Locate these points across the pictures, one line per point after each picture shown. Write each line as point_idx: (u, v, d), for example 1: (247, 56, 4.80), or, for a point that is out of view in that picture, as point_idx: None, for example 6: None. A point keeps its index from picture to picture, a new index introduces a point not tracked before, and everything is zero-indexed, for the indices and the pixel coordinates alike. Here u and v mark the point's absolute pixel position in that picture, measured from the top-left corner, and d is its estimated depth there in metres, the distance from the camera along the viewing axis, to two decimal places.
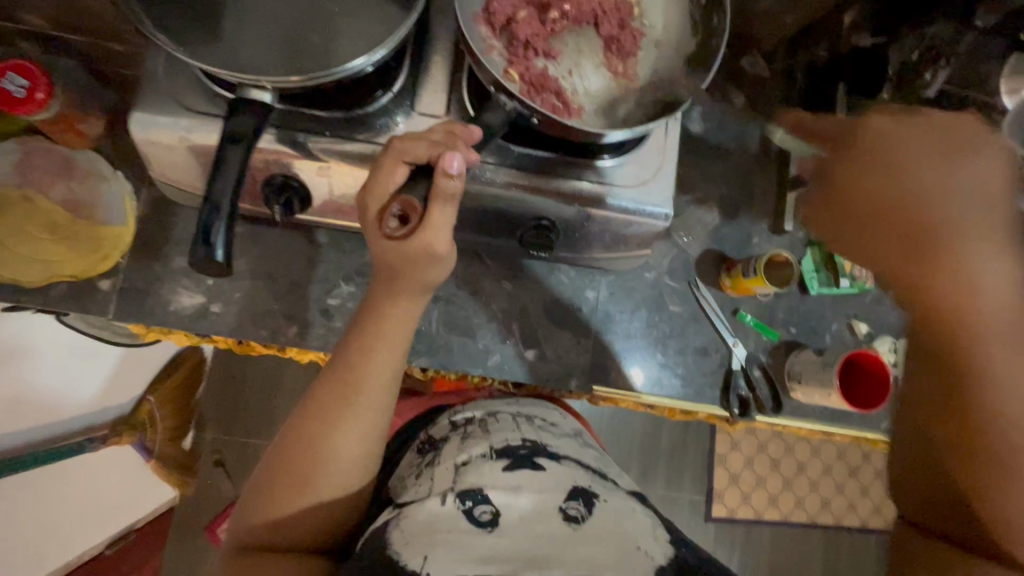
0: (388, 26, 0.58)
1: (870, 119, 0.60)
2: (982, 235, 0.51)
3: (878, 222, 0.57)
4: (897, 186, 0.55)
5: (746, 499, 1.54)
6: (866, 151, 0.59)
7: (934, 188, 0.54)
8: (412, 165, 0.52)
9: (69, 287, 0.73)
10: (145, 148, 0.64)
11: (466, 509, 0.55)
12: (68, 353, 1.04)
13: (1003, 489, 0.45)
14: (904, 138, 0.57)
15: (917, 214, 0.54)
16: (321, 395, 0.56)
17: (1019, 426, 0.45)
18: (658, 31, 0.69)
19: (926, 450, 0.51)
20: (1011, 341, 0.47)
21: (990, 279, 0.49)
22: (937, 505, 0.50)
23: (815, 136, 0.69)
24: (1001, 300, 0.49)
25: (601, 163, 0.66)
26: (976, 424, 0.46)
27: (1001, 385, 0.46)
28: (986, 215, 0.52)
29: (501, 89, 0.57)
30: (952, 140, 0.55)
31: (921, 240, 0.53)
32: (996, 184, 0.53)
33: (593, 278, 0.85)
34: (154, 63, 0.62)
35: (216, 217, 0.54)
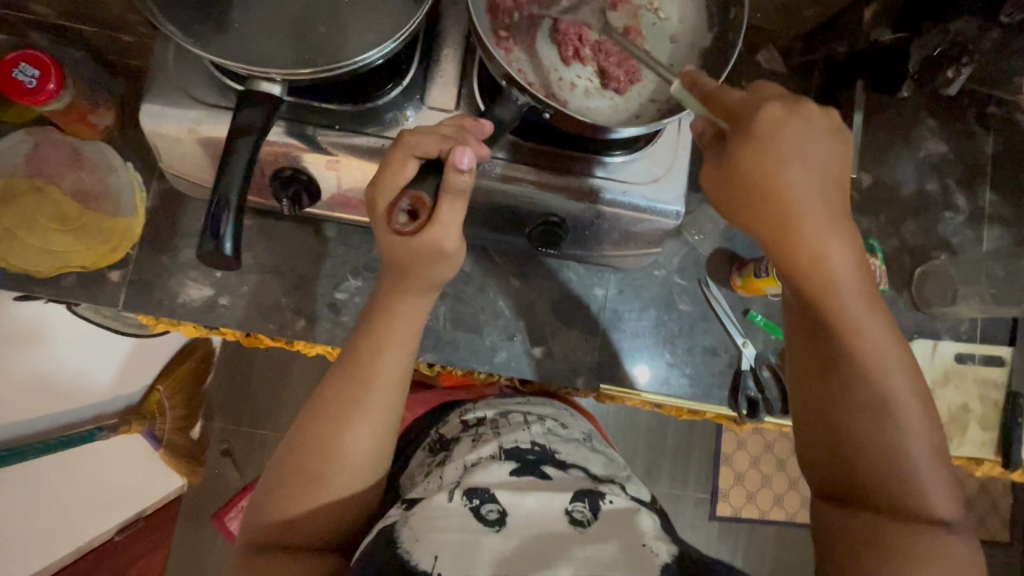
0: (400, 18, 0.57)
1: (764, 102, 0.50)
2: (821, 220, 0.50)
3: (748, 214, 0.53)
4: (778, 189, 0.50)
5: (751, 499, 1.53)
6: (758, 136, 0.50)
7: (800, 184, 0.50)
8: (422, 160, 0.51)
9: (79, 278, 0.73)
10: (155, 140, 0.64)
11: (473, 507, 0.55)
12: (81, 340, 1.06)
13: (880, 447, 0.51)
14: (795, 130, 0.50)
15: (783, 199, 0.50)
16: (333, 393, 0.56)
17: (894, 379, 0.52)
18: (673, 24, 0.67)
19: (829, 426, 0.54)
20: (868, 317, 0.52)
21: (841, 262, 0.51)
22: (838, 481, 0.53)
23: (715, 97, 0.52)
24: (850, 282, 0.51)
25: (612, 159, 0.65)
26: (875, 400, 0.52)
27: (867, 353, 0.51)
28: (831, 199, 0.51)
29: (513, 83, 0.56)
30: (774, 129, 0.50)
31: (806, 235, 0.51)
32: (832, 167, 0.52)
33: (603, 275, 0.84)
34: (163, 54, 0.62)
35: (224, 209, 0.53)
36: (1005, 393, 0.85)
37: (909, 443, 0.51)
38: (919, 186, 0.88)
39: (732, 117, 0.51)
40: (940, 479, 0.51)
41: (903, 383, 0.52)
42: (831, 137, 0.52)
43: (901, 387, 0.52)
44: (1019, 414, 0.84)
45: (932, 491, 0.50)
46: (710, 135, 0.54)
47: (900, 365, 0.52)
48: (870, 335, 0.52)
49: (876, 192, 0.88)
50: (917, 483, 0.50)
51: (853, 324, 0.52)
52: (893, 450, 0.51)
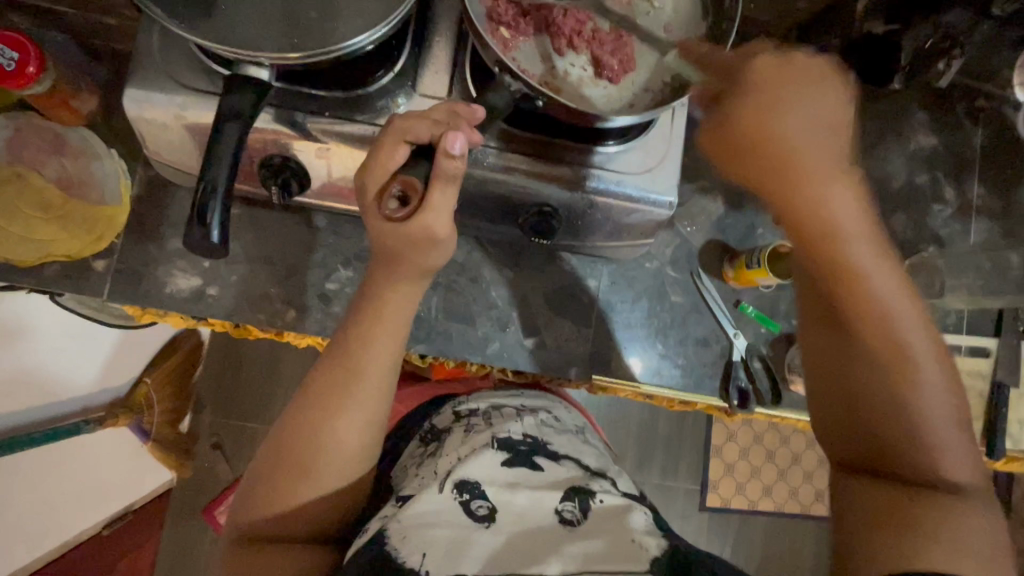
0: (391, 3, 0.56)
1: (754, 57, 0.54)
2: (824, 170, 0.53)
3: (752, 168, 0.55)
4: (774, 141, 0.53)
5: (741, 490, 1.54)
6: (748, 92, 0.53)
7: (799, 134, 0.53)
8: (413, 145, 0.51)
9: (64, 267, 0.72)
10: (140, 126, 0.62)
11: (463, 501, 0.55)
12: (65, 332, 1.04)
13: (886, 406, 0.52)
14: (785, 81, 0.53)
15: (785, 152, 0.53)
16: (322, 383, 0.56)
17: (904, 332, 0.52)
18: (668, 14, 0.67)
19: (845, 384, 0.55)
20: (875, 268, 0.53)
21: (847, 213, 0.53)
22: (852, 440, 0.54)
23: (710, 61, 0.58)
24: (855, 230, 0.53)
25: (605, 149, 0.65)
26: (887, 354, 0.52)
27: (870, 301, 0.53)
28: (835, 151, 0.53)
29: (506, 69, 0.55)
30: (770, 87, 0.53)
31: (813, 187, 0.53)
32: (836, 117, 0.54)
33: (595, 266, 0.84)
34: (148, 38, 0.60)
35: (212, 196, 0.52)
36: (990, 383, 0.86)
37: (923, 401, 0.51)
38: (909, 179, 0.89)
39: (729, 77, 0.55)
40: (957, 442, 0.51)
41: (918, 339, 0.52)
42: (833, 90, 0.54)
43: (915, 343, 0.52)
44: (1003, 404, 0.85)
45: (950, 452, 0.50)
46: (708, 102, 0.58)
47: (911, 317, 0.53)
48: (878, 288, 0.53)
49: (867, 185, 0.88)
50: (932, 443, 0.50)
51: (856, 275, 0.53)
52: (901, 407, 0.51)
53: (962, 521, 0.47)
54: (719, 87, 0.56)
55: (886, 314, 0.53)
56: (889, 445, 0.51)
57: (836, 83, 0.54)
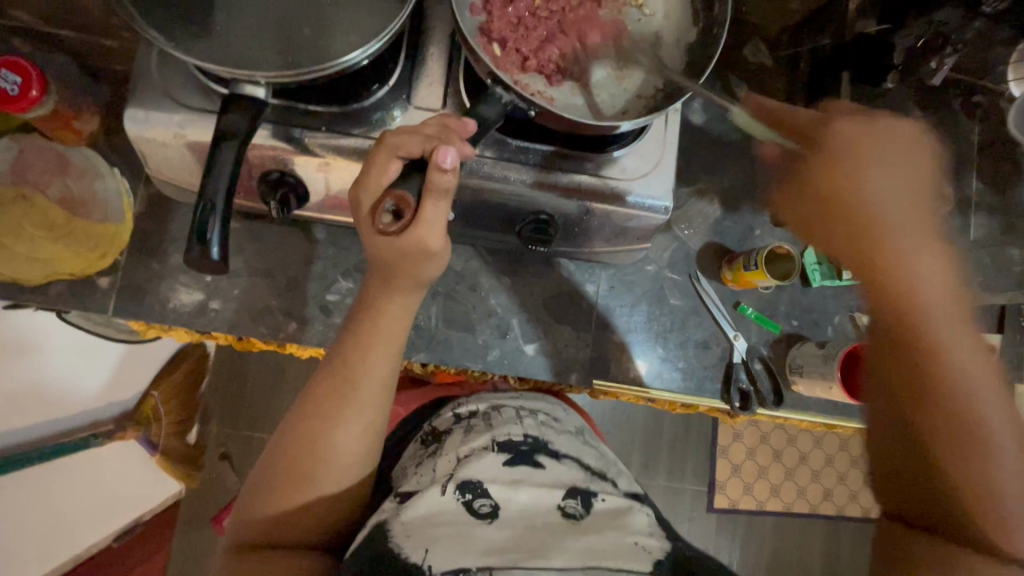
0: (384, 19, 0.57)
1: (834, 121, 0.57)
2: (916, 238, 0.54)
3: (835, 227, 0.57)
4: (854, 204, 0.55)
5: (749, 490, 1.54)
6: (831, 158, 0.56)
7: (882, 199, 0.55)
8: (405, 160, 0.52)
9: (68, 285, 0.73)
10: (140, 145, 0.63)
11: (466, 501, 0.55)
12: (74, 350, 1.06)
13: (968, 474, 0.49)
14: (868, 141, 0.55)
15: (868, 216, 0.55)
16: (320, 394, 0.56)
17: (988, 406, 0.50)
18: (659, 21, 0.67)
19: (911, 450, 0.53)
20: (957, 338, 0.52)
21: (936, 282, 0.53)
22: (922, 508, 0.52)
23: (784, 120, 0.61)
24: (941, 297, 0.53)
25: (600, 156, 0.65)
26: (965, 425, 0.50)
27: (952, 366, 0.51)
28: (917, 219, 0.55)
29: (498, 81, 0.56)
30: (857, 152, 0.55)
31: (892, 251, 0.54)
32: (921, 190, 0.55)
33: (594, 271, 0.84)
34: (147, 59, 0.61)
35: (212, 214, 0.53)
36: None
37: (1001, 478, 0.49)
38: None
39: (804, 137, 0.59)
40: None
41: (999, 416, 0.50)
42: (914, 160, 0.55)
43: (993, 416, 0.50)
44: None
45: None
46: (787, 157, 0.61)
47: (994, 395, 0.51)
48: (961, 357, 0.51)
49: None
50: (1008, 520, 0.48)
51: (932, 343, 0.52)
52: (970, 477, 0.49)
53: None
54: (792, 144, 0.59)
55: (976, 386, 0.51)
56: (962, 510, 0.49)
57: (912, 148, 0.56)
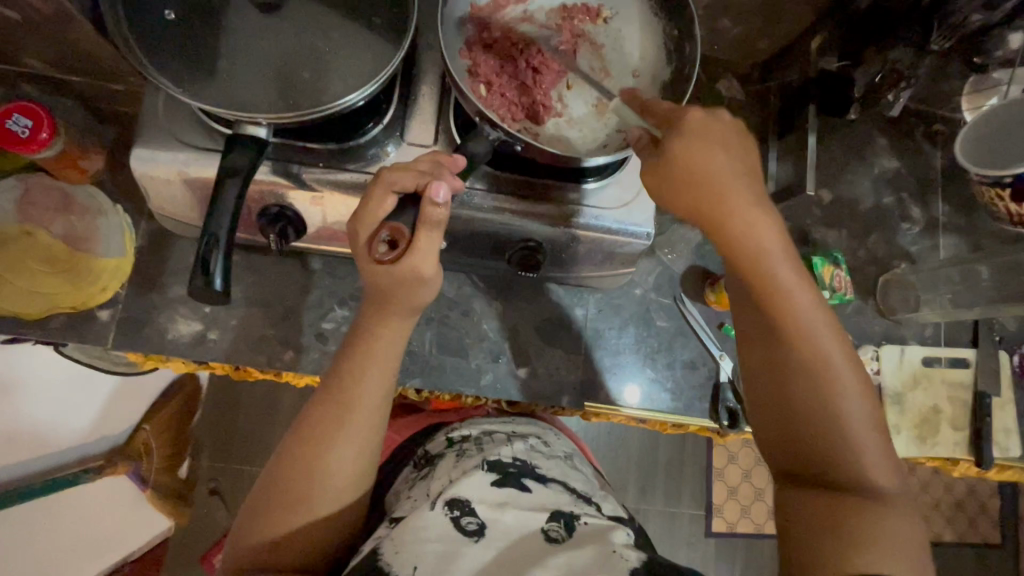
0: (379, 63, 0.61)
1: (687, 109, 0.54)
2: (739, 192, 0.52)
3: (669, 192, 0.54)
4: (700, 175, 0.52)
5: (746, 513, 1.54)
6: (691, 131, 0.52)
7: (726, 171, 0.52)
8: (400, 194, 0.55)
9: (69, 318, 0.75)
10: (145, 182, 0.66)
11: (453, 517, 0.57)
12: (66, 383, 1.05)
13: (820, 407, 0.53)
14: (700, 127, 0.52)
15: (701, 178, 0.52)
16: (316, 416, 0.58)
17: (824, 336, 0.53)
18: (635, 60, 0.72)
19: (781, 402, 0.55)
20: (801, 281, 0.54)
21: (767, 243, 0.53)
22: (788, 447, 0.55)
23: (651, 107, 0.58)
24: (771, 243, 0.53)
25: (583, 186, 0.69)
26: (809, 357, 0.53)
27: (796, 303, 0.54)
28: (742, 184, 0.52)
29: (486, 119, 0.59)
30: (699, 128, 0.53)
31: (723, 203, 0.52)
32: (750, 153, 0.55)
33: (582, 295, 0.87)
34: (153, 103, 0.65)
35: (215, 247, 0.56)
36: (972, 393, 0.89)
37: (847, 404, 0.53)
38: (876, 201, 0.94)
39: (667, 122, 0.55)
40: (880, 445, 0.53)
41: (837, 350, 0.53)
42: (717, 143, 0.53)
43: (833, 347, 0.53)
44: (987, 413, 0.87)
45: (873, 459, 0.52)
46: (645, 141, 0.57)
47: (832, 329, 0.54)
48: (799, 297, 0.54)
49: (838, 206, 0.93)
50: (861, 457, 0.52)
51: (782, 290, 0.54)
52: (827, 410, 0.53)
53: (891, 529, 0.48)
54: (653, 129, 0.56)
55: (811, 318, 0.54)
56: (824, 454, 0.52)
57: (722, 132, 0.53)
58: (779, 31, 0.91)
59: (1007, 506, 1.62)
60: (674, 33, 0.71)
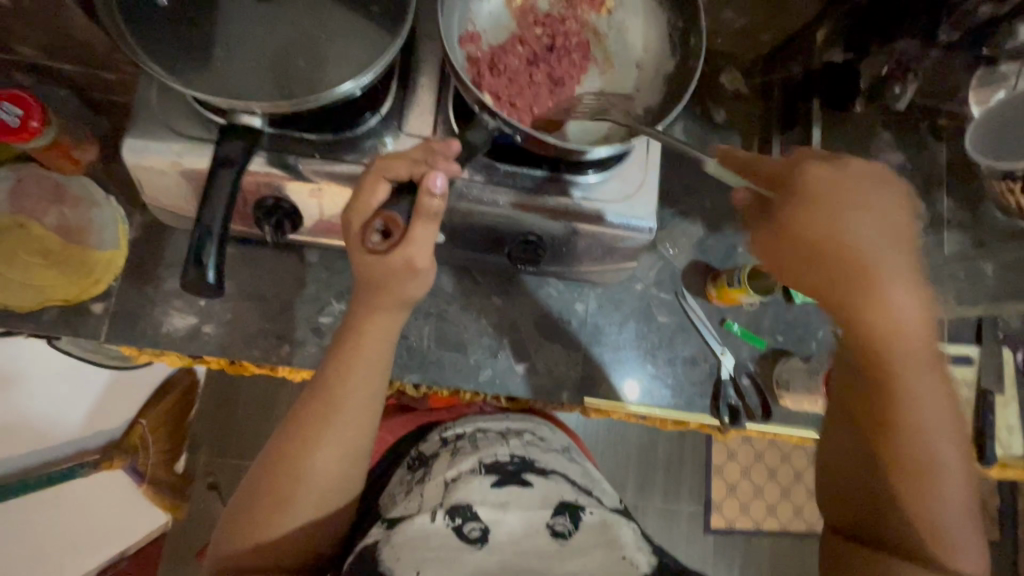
0: (377, 51, 0.60)
1: (810, 167, 0.55)
2: (903, 272, 0.52)
3: (816, 269, 0.54)
4: (840, 244, 0.52)
5: (745, 510, 1.53)
6: (804, 200, 0.54)
7: (867, 244, 0.52)
8: (392, 181, 0.54)
9: (62, 311, 0.74)
10: (138, 173, 0.65)
11: (455, 526, 0.56)
12: (57, 375, 1.05)
13: (919, 504, 0.52)
14: (850, 191, 0.53)
15: (853, 255, 0.52)
16: (304, 413, 0.57)
17: (938, 437, 0.52)
18: (638, 51, 0.71)
19: (867, 484, 0.55)
20: (930, 381, 0.53)
21: (906, 316, 0.52)
22: (866, 521, 0.55)
23: (756, 168, 0.59)
24: (913, 334, 0.52)
25: (585, 179, 0.68)
26: (915, 452, 0.52)
27: (917, 400, 0.53)
28: (907, 260, 0.52)
29: (485, 108, 0.58)
30: (836, 193, 0.53)
31: (881, 280, 0.52)
32: (907, 232, 0.53)
33: (582, 291, 0.86)
34: (146, 91, 0.63)
35: (209, 238, 0.55)
36: (975, 391, 0.88)
37: (946, 506, 0.52)
38: None
39: (780, 183, 0.56)
40: (975, 545, 0.52)
41: (948, 450, 0.53)
42: (897, 206, 0.54)
43: (945, 447, 0.53)
44: (990, 411, 0.87)
45: (970, 556, 0.51)
46: (751, 202, 0.59)
47: (948, 428, 0.53)
48: (924, 398, 0.53)
49: None
50: (956, 554, 0.51)
51: (906, 387, 0.53)
52: (922, 507, 0.52)
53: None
54: (766, 192, 0.57)
55: (931, 420, 0.52)
56: (913, 541, 0.52)
57: (897, 201, 0.53)
58: (783, 23, 0.90)
59: (1005, 504, 1.62)
60: (679, 23, 0.70)
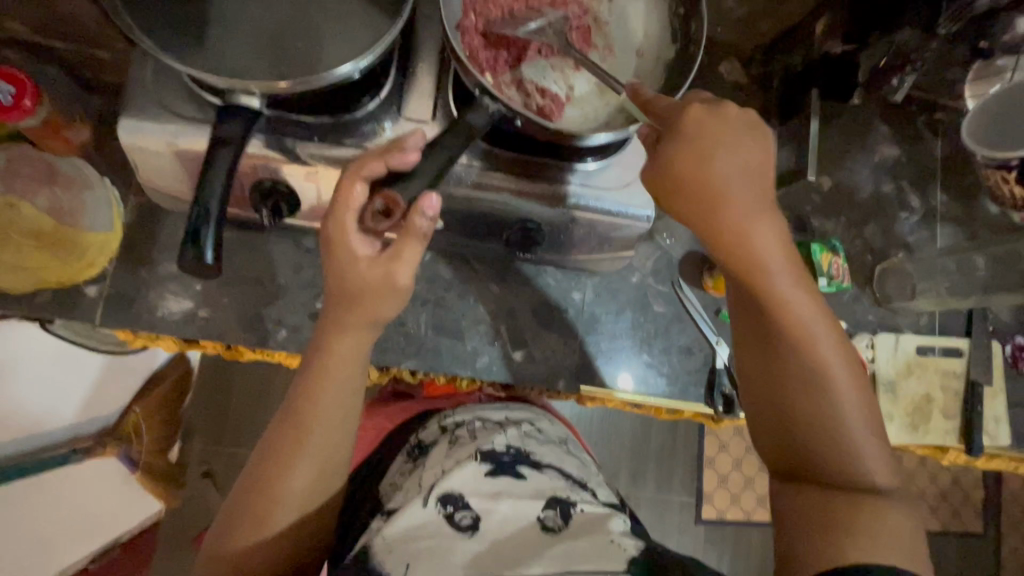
0: (377, 31, 0.59)
1: (688, 105, 0.54)
2: (749, 199, 0.53)
3: (688, 208, 0.54)
4: (704, 179, 0.52)
5: (736, 500, 1.55)
6: (682, 136, 0.53)
7: (724, 175, 0.52)
8: (369, 182, 0.54)
9: (56, 293, 0.73)
10: (133, 154, 0.64)
11: (447, 514, 0.57)
12: (58, 360, 1.02)
13: (817, 421, 0.53)
14: (714, 123, 0.53)
15: (709, 188, 0.52)
16: (276, 438, 0.57)
17: (825, 352, 0.54)
18: (639, 38, 0.70)
19: (775, 420, 0.56)
20: (801, 298, 0.55)
21: (767, 243, 0.53)
22: (784, 460, 0.55)
23: (651, 108, 0.56)
24: (780, 260, 0.54)
25: (584, 166, 0.68)
26: (807, 375, 0.54)
27: (801, 325, 0.54)
28: (753, 186, 0.53)
29: (486, 91, 0.58)
30: (694, 131, 0.52)
31: (742, 212, 0.53)
32: (759, 153, 0.54)
33: (579, 279, 0.86)
34: (142, 71, 0.62)
35: (205, 220, 0.54)
36: (964, 382, 0.90)
37: (844, 418, 0.53)
38: (876, 188, 0.93)
39: (662, 119, 0.55)
40: (875, 448, 0.53)
41: (837, 361, 0.54)
42: (748, 135, 0.54)
43: (830, 358, 0.54)
44: (978, 402, 0.88)
45: (871, 460, 0.53)
46: (653, 137, 0.58)
47: (830, 340, 0.55)
48: (806, 317, 0.54)
49: (837, 193, 0.93)
50: (856, 460, 0.52)
51: (789, 314, 0.54)
52: (827, 423, 0.53)
53: (887, 522, 0.49)
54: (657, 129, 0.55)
55: (814, 337, 0.54)
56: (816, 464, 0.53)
57: (750, 132, 0.54)
58: (782, 13, 0.90)
59: (990, 497, 1.65)
60: (680, 10, 0.70)
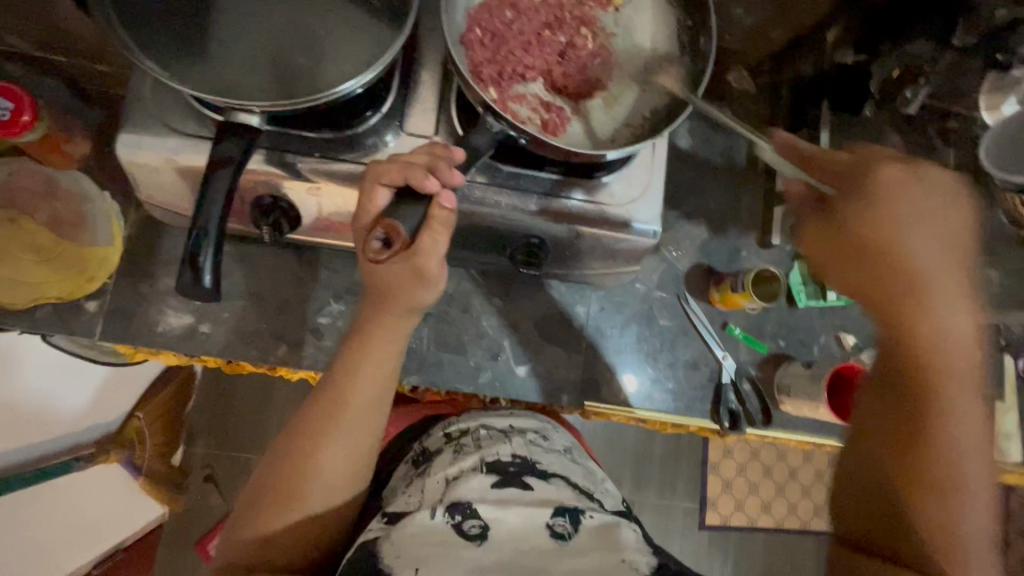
0: (378, 47, 0.58)
1: (876, 170, 0.58)
2: (946, 282, 0.56)
3: (855, 273, 0.59)
4: (889, 248, 0.56)
5: (740, 507, 1.54)
6: (868, 203, 0.57)
7: (922, 257, 0.56)
8: (391, 188, 0.54)
9: (56, 308, 0.72)
10: (133, 170, 0.64)
11: (455, 523, 0.55)
12: (55, 370, 1.03)
13: (932, 514, 0.54)
14: (905, 199, 0.57)
15: (908, 264, 0.56)
16: (309, 414, 0.58)
17: (959, 451, 0.55)
18: (646, 50, 0.69)
19: (871, 489, 0.58)
20: (962, 393, 0.55)
21: (952, 327, 0.55)
22: (872, 527, 0.57)
23: (815, 163, 0.61)
24: (951, 349, 0.55)
25: (590, 182, 0.67)
26: (937, 463, 0.55)
27: (955, 412, 0.55)
28: (962, 275, 0.56)
29: (489, 109, 0.56)
30: (909, 208, 0.56)
31: (919, 291, 0.56)
32: (964, 238, 0.57)
33: (584, 293, 0.85)
34: (141, 85, 0.62)
35: (204, 242, 0.54)
36: None
37: (964, 513, 0.54)
38: None
39: (836, 186, 0.60)
40: (987, 556, 0.54)
41: (973, 467, 0.55)
42: (958, 216, 0.57)
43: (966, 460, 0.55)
44: None
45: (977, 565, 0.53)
46: (809, 199, 0.62)
47: (971, 444, 0.55)
48: (954, 411, 0.55)
49: None
50: (963, 559, 0.53)
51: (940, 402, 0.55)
52: (941, 515, 0.54)
53: None
54: (831, 194, 0.60)
55: (959, 433, 0.55)
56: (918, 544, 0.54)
57: (961, 210, 0.57)
58: None
59: None
60: (688, 22, 0.68)
